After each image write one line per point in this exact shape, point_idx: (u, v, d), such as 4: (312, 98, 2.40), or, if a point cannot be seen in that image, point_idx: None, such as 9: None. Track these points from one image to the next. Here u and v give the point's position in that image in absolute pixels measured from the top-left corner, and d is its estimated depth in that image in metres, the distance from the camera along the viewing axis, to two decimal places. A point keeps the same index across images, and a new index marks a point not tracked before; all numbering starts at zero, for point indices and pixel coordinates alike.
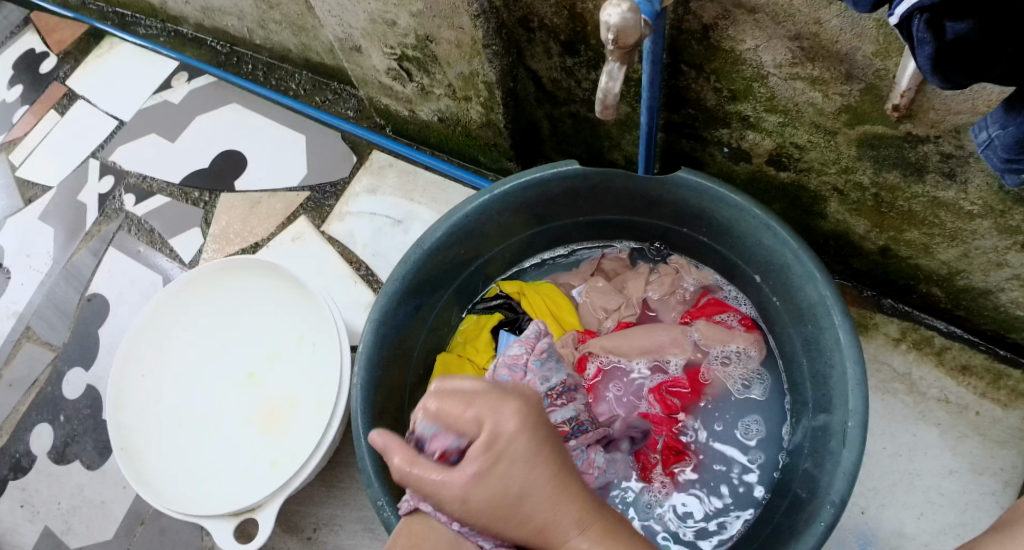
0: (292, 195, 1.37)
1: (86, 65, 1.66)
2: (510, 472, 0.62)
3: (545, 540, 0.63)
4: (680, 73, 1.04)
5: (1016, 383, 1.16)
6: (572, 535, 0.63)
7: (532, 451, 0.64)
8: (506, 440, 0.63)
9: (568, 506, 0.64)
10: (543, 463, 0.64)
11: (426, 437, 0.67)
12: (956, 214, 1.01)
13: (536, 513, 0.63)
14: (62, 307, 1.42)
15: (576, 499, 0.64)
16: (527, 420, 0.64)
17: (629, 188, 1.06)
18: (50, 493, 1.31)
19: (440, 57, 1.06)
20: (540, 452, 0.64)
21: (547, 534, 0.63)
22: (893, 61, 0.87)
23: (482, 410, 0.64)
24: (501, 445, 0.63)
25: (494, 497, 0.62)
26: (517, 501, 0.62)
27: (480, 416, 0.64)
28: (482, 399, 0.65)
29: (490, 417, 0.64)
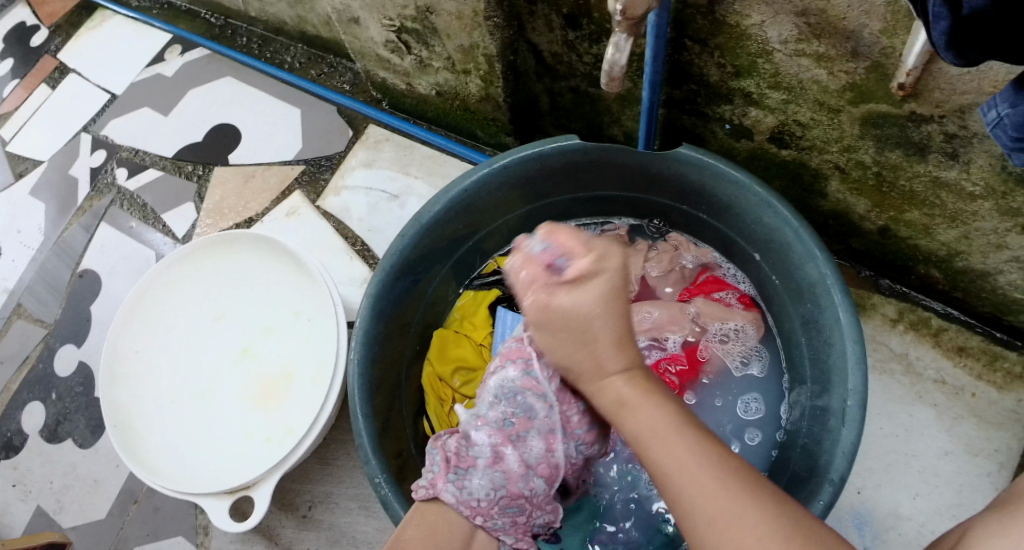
0: (286, 169, 1.36)
1: (77, 37, 1.63)
2: (591, 279, 0.80)
3: (597, 363, 0.81)
4: (683, 48, 1.03)
5: (1012, 364, 1.16)
6: (618, 372, 0.80)
7: (610, 295, 0.81)
8: (601, 276, 0.81)
9: (618, 353, 0.81)
10: (616, 307, 0.81)
11: (543, 249, 0.84)
12: (958, 195, 1.01)
13: (596, 341, 0.80)
14: (53, 283, 1.40)
15: (630, 352, 0.82)
16: (619, 281, 0.82)
17: (629, 164, 1.05)
18: (42, 472, 1.29)
19: (441, 29, 1.04)
20: (614, 297, 0.81)
21: (598, 360, 0.81)
22: (900, 39, 0.86)
23: (597, 244, 0.82)
24: (592, 278, 0.80)
25: (570, 313, 0.80)
26: (584, 320, 0.80)
27: (591, 246, 0.82)
28: (596, 243, 0.83)
29: (597, 253, 0.81)
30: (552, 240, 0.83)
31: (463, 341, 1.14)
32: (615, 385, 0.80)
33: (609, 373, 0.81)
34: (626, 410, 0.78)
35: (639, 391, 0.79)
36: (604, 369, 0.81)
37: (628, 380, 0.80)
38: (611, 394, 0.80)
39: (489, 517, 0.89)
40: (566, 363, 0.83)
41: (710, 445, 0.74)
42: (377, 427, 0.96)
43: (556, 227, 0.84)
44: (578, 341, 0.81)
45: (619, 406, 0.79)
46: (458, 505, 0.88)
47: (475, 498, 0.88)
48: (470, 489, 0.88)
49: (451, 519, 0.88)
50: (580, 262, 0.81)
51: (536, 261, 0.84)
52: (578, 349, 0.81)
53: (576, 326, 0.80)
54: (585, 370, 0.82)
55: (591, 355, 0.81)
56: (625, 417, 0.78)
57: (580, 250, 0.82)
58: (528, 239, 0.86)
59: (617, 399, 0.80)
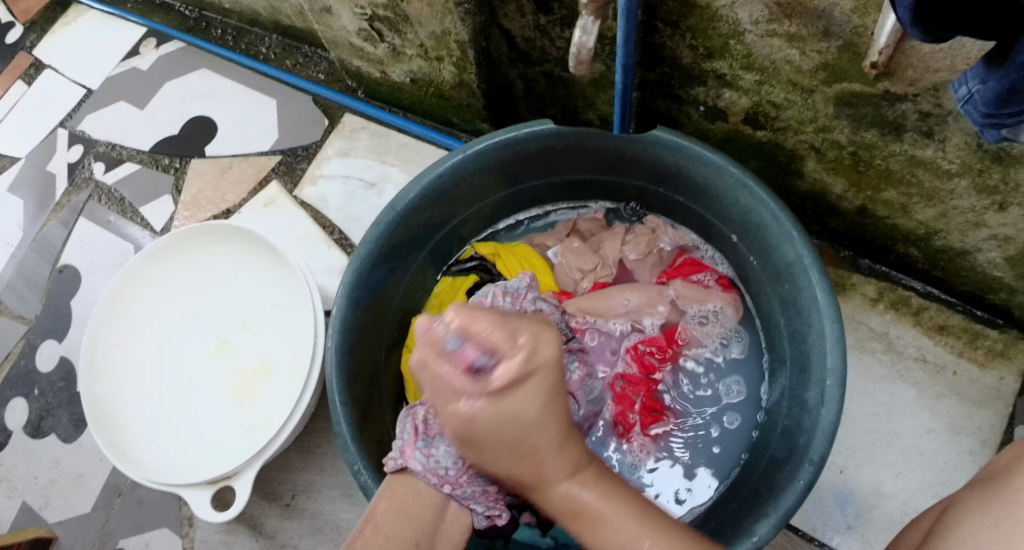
0: (263, 160, 1.35)
1: (53, 32, 1.61)
2: (524, 392, 0.67)
3: (539, 475, 0.72)
4: (655, 31, 1.02)
5: (993, 342, 1.16)
6: (564, 481, 0.72)
7: (548, 395, 0.68)
8: (537, 376, 0.67)
9: (562, 458, 0.72)
10: (555, 411, 0.70)
11: (450, 345, 0.68)
12: (934, 173, 1.01)
13: (541, 455, 0.71)
14: (33, 279, 1.40)
15: (573, 451, 0.73)
16: (556, 369, 0.69)
17: (604, 147, 1.05)
18: (27, 468, 1.29)
19: (412, 16, 1.03)
20: (551, 401, 0.69)
21: (541, 473, 0.72)
22: (871, 17, 0.85)
23: (527, 336, 0.67)
24: (524, 383, 0.67)
25: (503, 421, 0.68)
26: (522, 432, 0.69)
27: (515, 332, 0.67)
28: (518, 336, 0.67)
29: (528, 348, 0.67)
30: (472, 333, 0.67)
31: None
32: (565, 486, 0.73)
33: (552, 478, 0.72)
34: (585, 520, 0.72)
35: (595, 493, 0.73)
36: (546, 479, 0.72)
37: (576, 482, 0.73)
38: (552, 497, 0.73)
39: (461, 488, 0.85)
40: (500, 475, 0.74)
41: (666, 531, 0.73)
42: (355, 416, 0.96)
43: (462, 307, 0.68)
44: (516, 454, 0.70)
45: (574, 510, 0.73)
46: (425, 475, 0.84)
47: (444, 466, 0.84)
48: (436, 457, 0.84)
49: (417, 489, 0.85)
50: (506, 368, 0.66)
51: (450, 360, 0.68)
52: (517, 462, 0.71)
53: (511, 447, 0.70)
54: (527, 482, 0.73)
55: (532, 466, 0.71)
56: (584, 529, 0.73)
57: (507, 347, 0.67)
58: (433, 323, 0.70)
59: (546, 485, 0.72)
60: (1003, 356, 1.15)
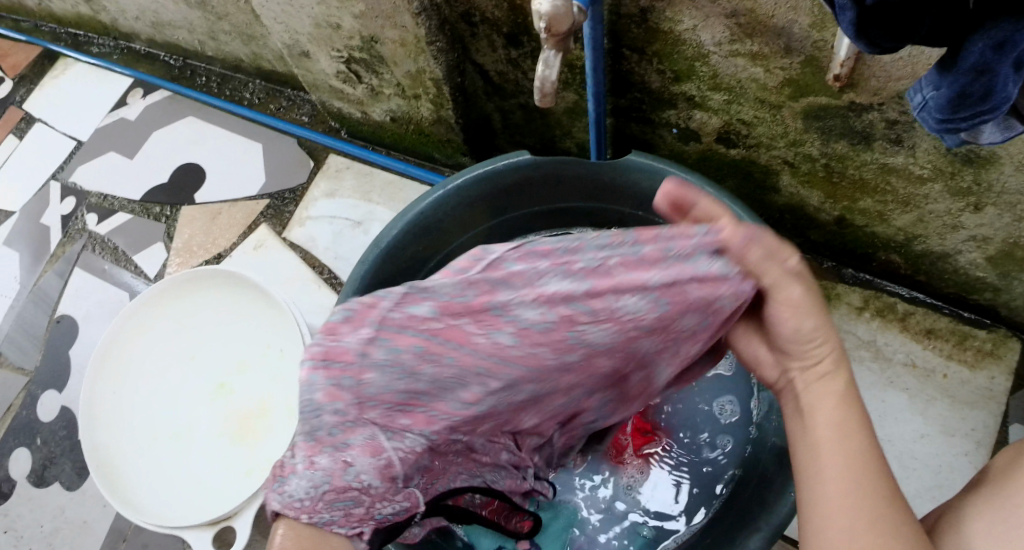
0: (251, 204, 1.37)
1: (42, 87, 1.65)
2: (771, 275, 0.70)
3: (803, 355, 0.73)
4: (623, 58, 1.05)
5: (981, 342, 1.18)
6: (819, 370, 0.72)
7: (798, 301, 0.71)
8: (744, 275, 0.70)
9: (834, 367, 0.72)
10: (812, 322, 0.72)
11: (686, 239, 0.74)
12: (907, 179, 1.03)
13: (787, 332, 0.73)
14: (32, 330, 1.41)
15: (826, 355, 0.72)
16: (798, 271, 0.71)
17: (581, 175, 1.07)
18: (32, 517, 1.30)
19: (386, 57, 1.06)
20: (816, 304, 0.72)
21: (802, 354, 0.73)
22: (829, 31, 0.87)
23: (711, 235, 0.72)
24: (751, 281, 0.71)
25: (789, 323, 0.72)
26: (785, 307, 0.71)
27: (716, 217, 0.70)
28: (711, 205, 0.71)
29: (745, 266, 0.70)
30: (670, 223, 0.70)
31: None
32: (809, 378, 0.73)
33: (827, 376, 0.72)
34: (807, 409, 0.72)
35: (840, 402, 0.71)
36: (801, 395, 0.73)
37: (810, 372, 0.73)
38: (796, 394, 0.74)
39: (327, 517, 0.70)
40: (787, 342, 0.74)
41: (895, 508, 0.65)
42: None
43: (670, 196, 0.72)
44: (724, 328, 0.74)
45: (796, 405, 0.74)
46: (298, 512, 0.70)
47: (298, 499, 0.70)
48: (291, 490, 0.70)
49: (296, 532, 0.70)
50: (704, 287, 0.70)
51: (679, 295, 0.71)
52: (802, 344, 0.73)
53: (791, 333, 0.72)
54: (783, 336, 0.73)
55: (814, 348, 0.73)
56: (805, 420, 0.72)
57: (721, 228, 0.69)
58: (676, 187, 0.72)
59: (809, 413, 0.72)
60: (992, 356, 1.17)
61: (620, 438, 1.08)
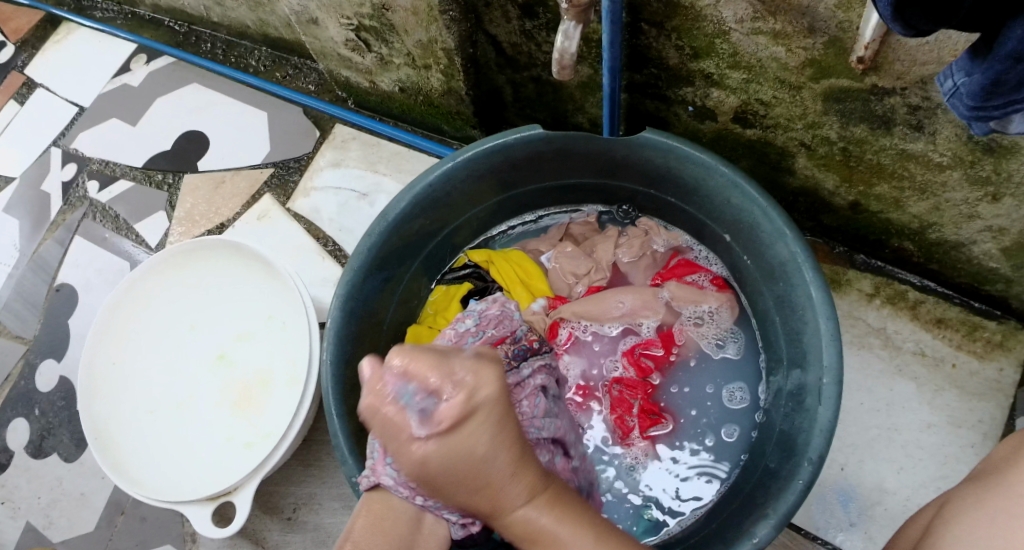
0: (255, 173, 1.35)
1: (44, 52, 1.62)
2: (461, 436, 0.63)
3: (492, 506, 0.66)
4: (640, 32, 1.02)
5: (991, 333, 1.16)
6: (521, 505, 0.67)
7: (498, 424, 0.64)
8: (480, 411, 0.63)
9: (518, 482, 0.66)
10: (507, 433, 0.65)
11: (405, 394, 0.63)
12: (926, 166, 1.00)
13: (491, 479, 0.65)
14: (31, 299, 1.40)
15: (527, 475, 0.67)
16: (501, 401, 0.64)
17: (593, 151, 1.05)
18: (29, 488, 1.29)
19: (398, 25, 1.04)
20: (501, 424, 0.65)
21: (495, 502, 0.66)
22: (855, 12, 0.85)
23: (455, 369, 0.63)
24: (466, 421, 0.63)
25: (450, 457, 0.63)
26: (477, 467, 0.64)
27: (461, 387, 0.63)
28: (456, 365, 0.64)
29: (467, 387, 0.63)
30: (410, 377, 0.63)
31: (436, 336, 1.13)
32: (522, 514, 0.67)
33: (519, 510, 0.66)
34: (540, 548, 0.67)
35: (555, 514, 0.67)
36: (508, 509, 0.66)
37: (539, 506, 0.67)
38: (521, 535, 0.67)
39: (455, 490, 0.79)
40: (435, 476, 0.64)
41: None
42: (352, 428, 0.96)
43: (400, 351, 0.65)
44: (471, 490, 0.65)
45: (537, 540, 0.67)
46: (397, 488, 0.73)
47: (411, 478, 0.74)
48: None
49: (390, 508, 0.74)
50: (449, 405, 0.62)
51: (391, 401, 0.63)
52: (472, 496, 0.65)
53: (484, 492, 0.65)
54: (482, 511, 0.67)
55: (487, 493, 0.65)
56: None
57: (446, 388, 0.63)
58: (378, 367, 0.65)
59: (541, 540, 0.67)
60: (1002, 348, 1.15)
61: (627, 419, 1.06)
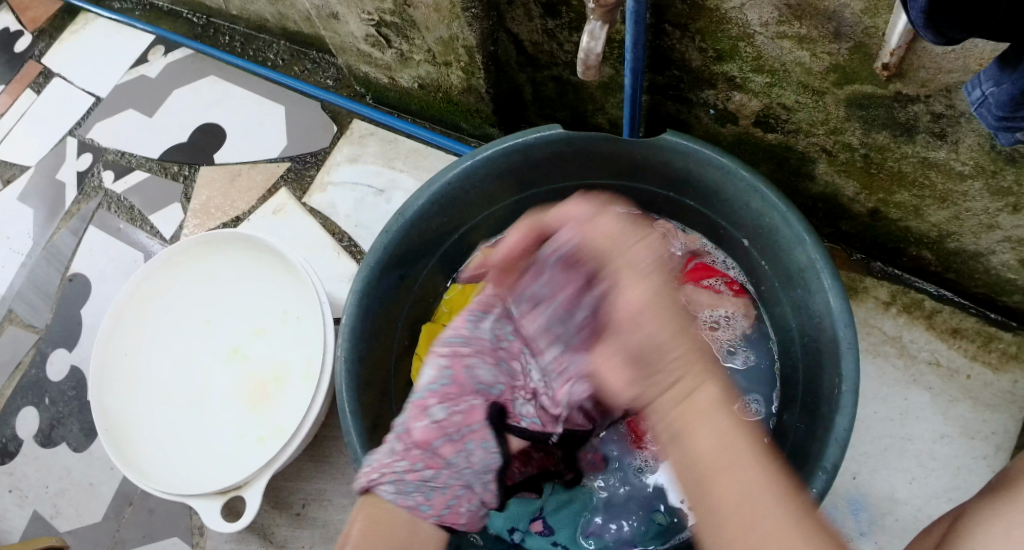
0: (272, 167, 1.35)
1: (62, 41, 1.62)
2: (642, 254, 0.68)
3: (687, 369, 0.61)
4: (664, 33, 1.02)
5: (1007, 345, 1.15)
6: (699, 388, 0.61)
7: (666, 303, 0.64)
8: (644, 237, 0.70)
9: (709, 384, 0.61)
10: (664, 312, 0.63)
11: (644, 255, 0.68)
12: (947, 175, 0.99)
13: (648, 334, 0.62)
14: (43, 287, 1.40)
15: (700, 357, 0.62)
16: (658, 269, 0.67)
17: (614, 153, 1.05)
18: (38, 477, 1.29)
19: (419, 22, 1.04)
20: (679, 313, 0.64)
21: (692, 362, 0.62)
22: (882, 18, 0.85)
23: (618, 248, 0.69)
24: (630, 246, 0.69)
25: (632, 316, 0.64)
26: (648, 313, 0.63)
27: (637, 260, 0.67)
28: (641, 243, 0.69)
29: (640, 237, 0.70)
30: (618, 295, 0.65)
31: None
32: (699, 402, 0.60)
33: (696, 394, 0.61)
34: (707, 489, 0.58)
35: (729, 424, 0.59)
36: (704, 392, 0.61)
37: (677, 396, 0.61)
38: (660, 422, 0.62)
39: (469, 502, 0.88)
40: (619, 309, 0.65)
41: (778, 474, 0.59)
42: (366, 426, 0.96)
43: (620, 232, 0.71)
44: (646, 369, 0.62)
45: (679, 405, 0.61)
46: (396, 498, 0.84)
47: (419, 499, 0.84)
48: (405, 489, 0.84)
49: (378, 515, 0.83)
50: (631, 288, 0.65)
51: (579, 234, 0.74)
52: (651, 382, 0.61)
53: (642, 345, 0.62)
54: (673, 398, 0.61)
55: (679, 362, 0.62)
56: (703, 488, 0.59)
57: (644, 258, 0.67)
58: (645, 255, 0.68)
59: (685, 436, 0.60)
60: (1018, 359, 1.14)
61: (641, 422, 1.05)
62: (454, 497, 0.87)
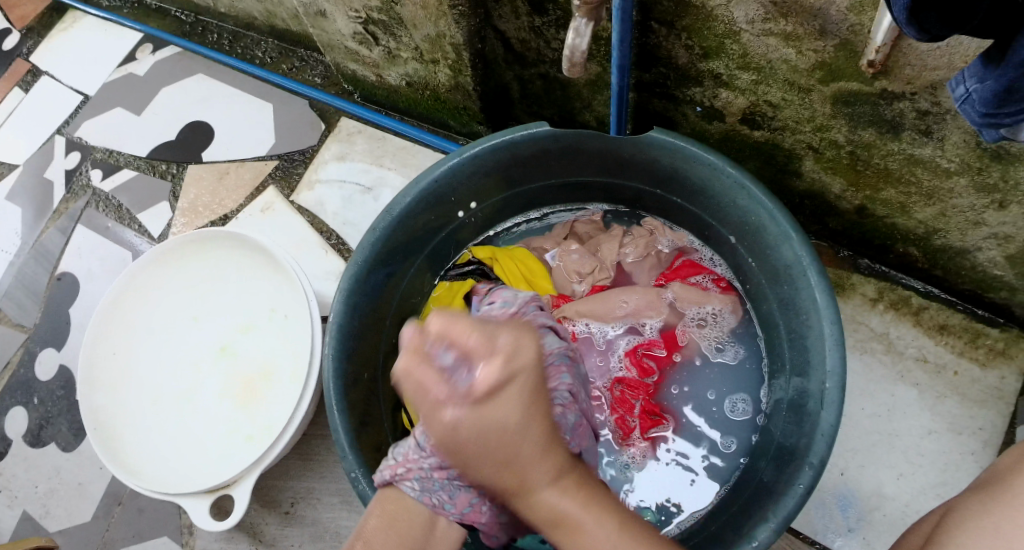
0: (260, 165, 1.35)
1: (49, 39, 1.61)
2: (484, 378, 0.62)
3: (519, 484, 0.67)
4: (651, 31, 1.02)
5: (994, 341, 1.15)
6: (547, 486, 0.68)
7: (530, 398, 0.65)
8: (520, 375, 0.64)
9: (545, 462, 0.67)
10: (536, 413, 0.65)
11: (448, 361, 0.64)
12: (933, 172, 1.00)
13: (524, 454, 0.66)
14: (32, 287, 1.39)
15: (555, 455, 0.68)
16: (531, 382, 0.65)
17: (601, 150, 1.05)
18: (27, 477, 1.28)
19: (406, 19, 1.03)
20: (535, 404, 0.65)
21: (522, 481, 0.67)
22: (867, 15, 0.85)
23: (506, 341, 0.64)
24: (506, 386, 0.63)
25: (483, 431, 0.64)
26: (507, 442, 0.65)
27: (496, 338, 0.64)
28: (506, 329, 0.64)
29: (504, 354, 0.63)
30: (449, 342, 0.64)
31: None
32: (512, 417, 0.64)
33: (539, 487, 0.68)
34: (567, 529, 0.68)
35: (579, 502, 0.69)
36: (528, 467, 0.67)
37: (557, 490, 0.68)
38: (454, 452, 0.66)
39: (495, 504, 0.85)
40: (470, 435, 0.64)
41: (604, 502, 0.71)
42: (353, 423, 0.96)
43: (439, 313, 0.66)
44: (501, 464, 0.66)
45: (477, 429, 0.64)
46: (419, 494, 0.84)
47: (442, 497, 0.83)
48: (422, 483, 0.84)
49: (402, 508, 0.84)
50: (488, 370, 0.62)
51: (430, 365, 0.64)
52: (500, 468, 0.66)
53: (491, 436, 0.64)
54: (510, 487, 0.68)
55: (511, 449, 0.65)
56: (567, 537, 0.69)
57: (483, 351, 0.63)
58: (418, 331, 0.66)
59: (532, 500, 0.68)
60: (1004, 355, 1.14)
61: (629, 419, 1.06)
62: (479, 497, 0.84)
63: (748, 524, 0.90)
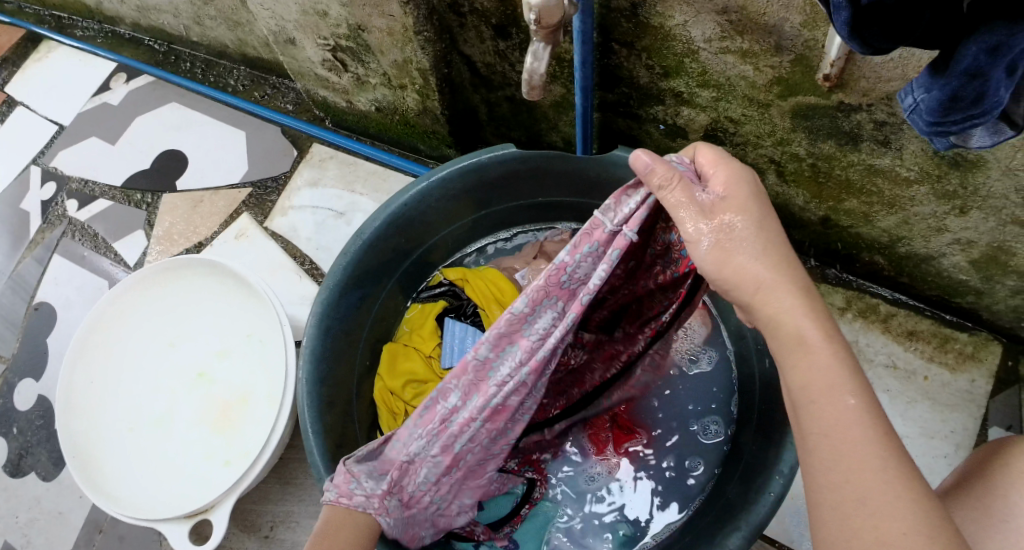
0: (234, 192, 1.36)
1: (24, 70, 1.62)
2: (723, 191, 0.73)
3: (758, 296, 0.70)
4: (612, 52, 1.04)
5: (963, 345, 1.18)
6: (789, 296, 0.69)
7: (758, 206, 0.73)
8: (749, 190, 0.73)
9: (788, 273, 0.70)
10: (769, 228, 0.72)
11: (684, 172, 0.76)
12: (893, 181, 1.02)
13: (754, 265, 0.70)
14: (8, 317, 1.39)
15: (794, 273, 0.70)
16: (752, 193, 0.73)
17: (568, 170, 1.07)
18: (6, 507, 1.28)
19: (374, 46, 1.05)
20: (766, 212, 0.72)
21: (761, 294, 0.70)
22: (820, 30, 0.87)
23: (718, 167, 0.75)
24: (730, 178, 0.74)
25: (730, 263, 0.71)
26: (735, 244, 0.71)
27: (721, 173, 0.74)
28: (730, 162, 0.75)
29: (734, 168, 0.74)
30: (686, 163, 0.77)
31: (412, 355, 1.13)
32: (780, 286, 0.69)
33: (778, 285, 0.69)
34: (802, 350, 0.67)
35: (791, 283, 0.69)
36: (771, 288, 0.69)
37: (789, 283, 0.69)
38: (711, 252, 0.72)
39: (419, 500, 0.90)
40: (716, 238, 0.72)
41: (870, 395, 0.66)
42: (329, 445, 0.97)
43: (703, 146, 0.78)
44: (728, 256, 0.71)
45: (720, 249, 0.71)
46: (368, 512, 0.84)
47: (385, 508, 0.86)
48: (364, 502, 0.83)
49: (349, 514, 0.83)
50: (718, 181, 0.74)
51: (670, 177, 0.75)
52: (732, 262, 0.71)
53: (734, 235, 0.71)
54: (747, 292, 0.71)
55: (761, 288, 0.70)
56: (799, 361, 0.67)
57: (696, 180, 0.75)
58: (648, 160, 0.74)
59: (803, 355, 0.67)
60: (973, 359, 1.17)
61: (601, 433, 1.08)
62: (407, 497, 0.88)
63: (723, 533, 0.91)
